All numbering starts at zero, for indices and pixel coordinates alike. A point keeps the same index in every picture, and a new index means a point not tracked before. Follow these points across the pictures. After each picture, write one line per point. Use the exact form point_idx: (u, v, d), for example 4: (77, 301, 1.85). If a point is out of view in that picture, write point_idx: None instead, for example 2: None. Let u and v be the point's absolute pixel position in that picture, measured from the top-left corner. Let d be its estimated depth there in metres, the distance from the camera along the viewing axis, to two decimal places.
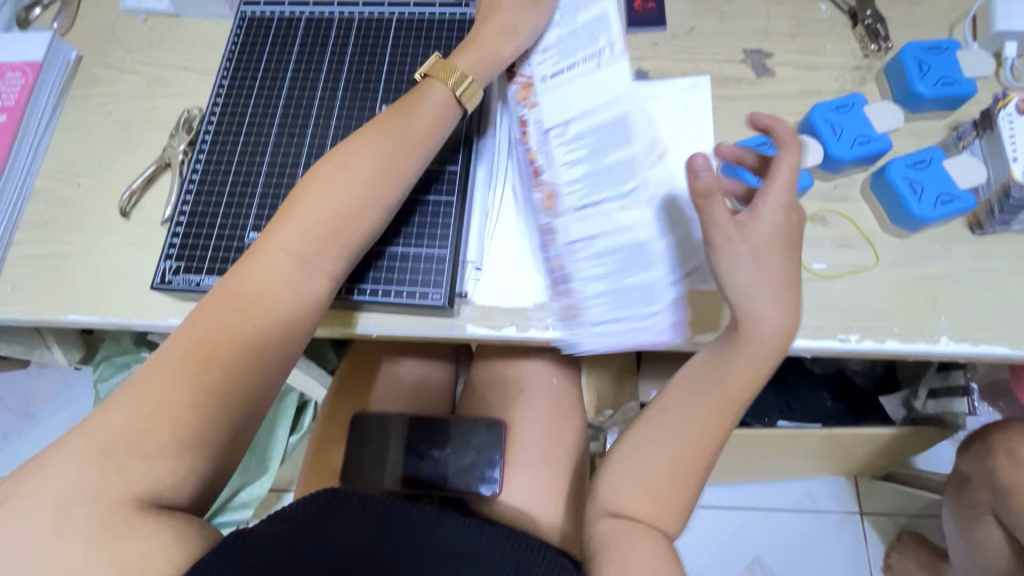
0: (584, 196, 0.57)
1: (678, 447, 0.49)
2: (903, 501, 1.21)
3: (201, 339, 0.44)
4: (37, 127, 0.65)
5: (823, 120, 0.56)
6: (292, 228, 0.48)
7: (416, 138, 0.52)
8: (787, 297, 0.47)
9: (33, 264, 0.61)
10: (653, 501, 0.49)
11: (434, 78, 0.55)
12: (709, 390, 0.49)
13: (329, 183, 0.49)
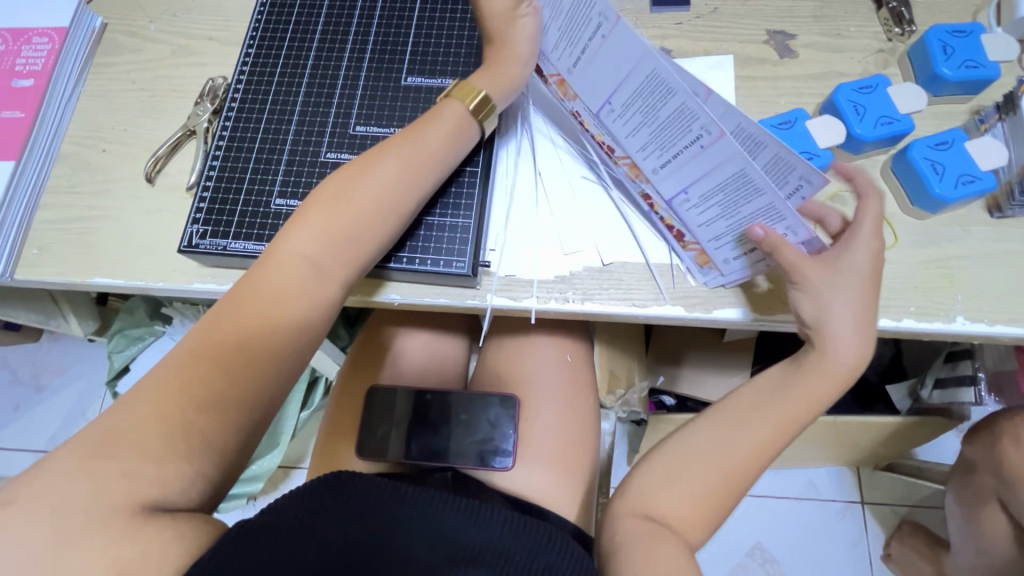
0: (659, 157, 0.49)
1: (729, 456, 0.51)
2: (904, 492, 1.23)
3: (220, 332, 0.44)
4: (63, 92, 0.66)
5: (846, 101, 0.56)
6: (305, 237, 0.47)
7: (428, 154, 0.51)
8: (856, 332, 0.49)
9: (59, 228, 0.61)
10: (692, 504, 0.51)
11: (456, 99, 0.53)
12: (777, 408, 0.51)
13: (347, 198, 0.48)
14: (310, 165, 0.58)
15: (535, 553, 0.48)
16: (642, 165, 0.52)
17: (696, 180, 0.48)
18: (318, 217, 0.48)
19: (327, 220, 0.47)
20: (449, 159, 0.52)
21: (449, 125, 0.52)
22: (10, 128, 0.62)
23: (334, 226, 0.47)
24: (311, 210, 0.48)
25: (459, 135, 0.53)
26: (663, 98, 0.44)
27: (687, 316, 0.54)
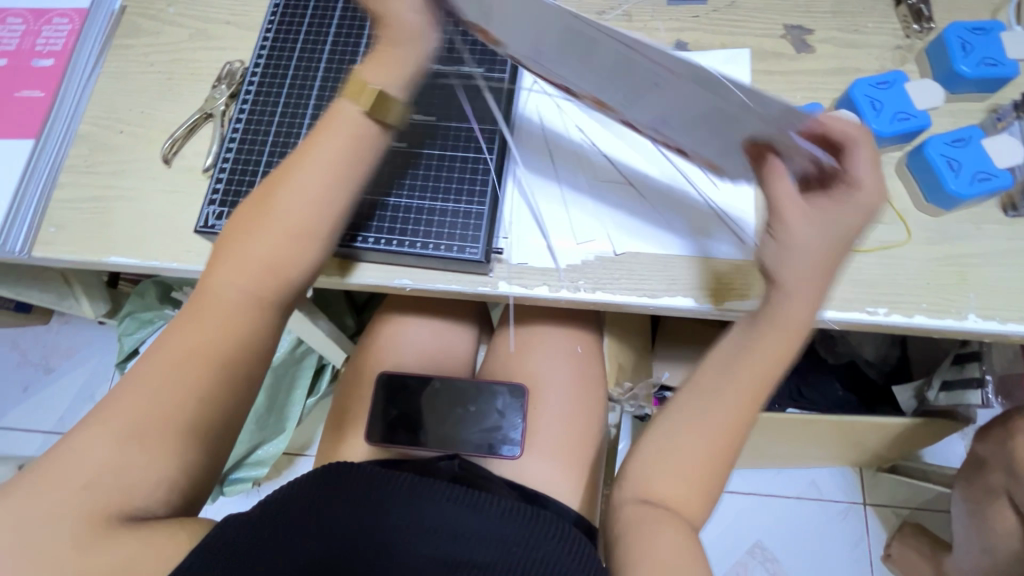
0: (620, 95, 0.45)
1: (709, 439, 0.50)
2: (906, 494, 1.23)
3: (193, 343, 0.47)
4: (82, 73, 0.67)
5: (863, 96, 0.56)
6: (229, 266, 0.49)
7: (328, 167, 0.50)
8: (812, 283, 0.48)
9: (76, 206, 0.62)
10: (689, 488, 0.50)
11: (346, 98, 0.51)
12: (738, 377, 0.50)
13: (258, 220, 0.49)
14: None
15: (536, 541, 0.49)
16: (609, 102, 0.47)
17: (666, 105, 0.44)
18: (240, 248, 0.49)
19: (241, 249, 0.49)
20: (355, 162, 0.50)
21: (343, 130, 0.50)
22: (31, 106, 0.63)
23: (251, 252, 0.49)
24: (229, 249, 0.50)
25: (359, 137, 0.50)
26: (596, 43, 0.40)
27: (698, 308, 0.54)
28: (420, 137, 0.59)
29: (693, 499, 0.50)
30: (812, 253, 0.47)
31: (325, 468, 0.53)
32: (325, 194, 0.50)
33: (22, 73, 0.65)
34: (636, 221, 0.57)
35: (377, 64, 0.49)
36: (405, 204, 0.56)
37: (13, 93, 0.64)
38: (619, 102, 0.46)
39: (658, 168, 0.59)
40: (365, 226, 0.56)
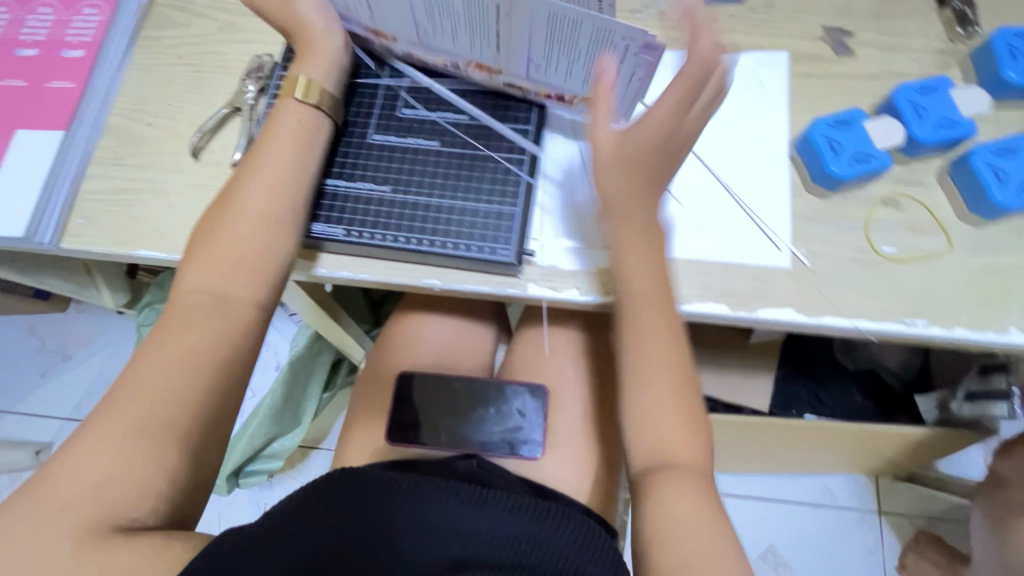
0: (491, 45, 0.54)
1: (664, 380, 0.50)
2: (922, 503, 1.21)
3: (211, 348, 0.48)
4: (111, 64, 0.66)
5: (907, 102, 0.55)
6: (210, 271, 0.51)
7: (283, 163, 0.53)
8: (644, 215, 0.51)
9: (104, 198, 0.62)
10: (683, 433, 0.49)
11: (284, 95, 0.55)
12: (640, 311, 0.51)
13: (233, 227, 0.52)
14: (357, 146, 0.58)
15: (546, 535, 0.52)
16: (487, 62, 0.56)
17: (530, 31, 0.50)
18: (203, 254, 0.51)
19: (207, 250, 0.51)
20: (307, 145, 0.55)
21: (295, 119, 0.55)
22: (61, 97, 0.63)
23: (219, 250, 0.51)
24: (192, 254, 0.52)
25: (309, 125, 0.55)
26: None
27: (732, 315, 0.53)
28: (452, 136, 0.58)
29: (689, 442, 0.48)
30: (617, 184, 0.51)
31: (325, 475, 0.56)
32: (285, 180, 0.53)
33: (51, 63, 0.65)
34: (672, 224, 0.56)
35: (306, 61, 0.56)
36: (435, 203, 0.56)
37: (42, 83, 0.64)
38: (502, 59, 0.55)
39: (693, 171, 0.58)
40: (395, 225, 0.55)
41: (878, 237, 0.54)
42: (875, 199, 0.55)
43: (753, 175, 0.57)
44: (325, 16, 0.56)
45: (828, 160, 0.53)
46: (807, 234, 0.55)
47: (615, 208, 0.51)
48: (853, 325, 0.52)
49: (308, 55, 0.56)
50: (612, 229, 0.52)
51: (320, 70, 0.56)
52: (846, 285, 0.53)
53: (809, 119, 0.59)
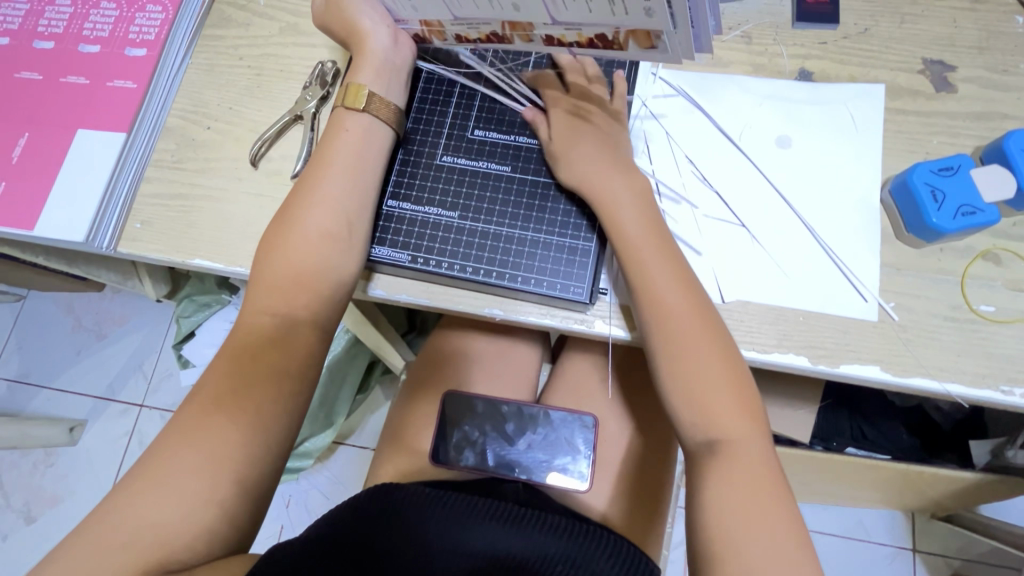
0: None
1: (697, 345, 0.48)
2: (960, 545, 1.14)
3: (280, 374, 0.47)
4: (172, 63, 0.65)
5: (1019, 151, 0.51)
6: (270, 291, 0.49)
7: (346, 179, 0.52)
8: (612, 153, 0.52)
9: (162, 204, 0.61)
10: (734, 408, 0.47)
11: (344, 105, 0.54)
12: (648, 253, 0.49)
13: (295, 244, 0.50)
14: (426, 168, 0.57)
15: (588, 559, 0.49)
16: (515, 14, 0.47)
17: None
18: (265, 272, 0.50)
19: (268, 273, 0.50)
20: (361, 158, 0.53)
21: (352, 133, 0.54)
22: (122, 97, 0.62)
23: (279, 270, 0.50)
24: (256, 274, 0.51)
25: (366, 138, 0.54)
26: None
27: (811, 368, 0.50)
28: (525, 162, 0.56)
29: (741, 409, 0.47)
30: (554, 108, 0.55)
31: (358, 497, 0.53)
32: (341, 195, 0.52)
33: (114, 61, 0.64)
34: (754, 266, 0.53)
35: (361, 69, 0.54)
36: (504, 232, 0.54)
37: (104, 82, 0.63)
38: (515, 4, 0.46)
39: (780, 208, 0.55)
40: (462, 253, 0.54)
41: (976, 295, 0.51)
42: (973, 253, 0.52)
43: (842, 217, 0.54)
44: (372, 16, 0.55)
45: (926, 206, 0.50)
46: (897, 285, 0.52)
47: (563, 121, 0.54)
48: (941, 388, 0.49)
49: (360, 60, 0.55)
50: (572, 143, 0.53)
51: (370, 74, 0.54)
52: (940, 345, 0.50)
53: (905, 161, 0.55)
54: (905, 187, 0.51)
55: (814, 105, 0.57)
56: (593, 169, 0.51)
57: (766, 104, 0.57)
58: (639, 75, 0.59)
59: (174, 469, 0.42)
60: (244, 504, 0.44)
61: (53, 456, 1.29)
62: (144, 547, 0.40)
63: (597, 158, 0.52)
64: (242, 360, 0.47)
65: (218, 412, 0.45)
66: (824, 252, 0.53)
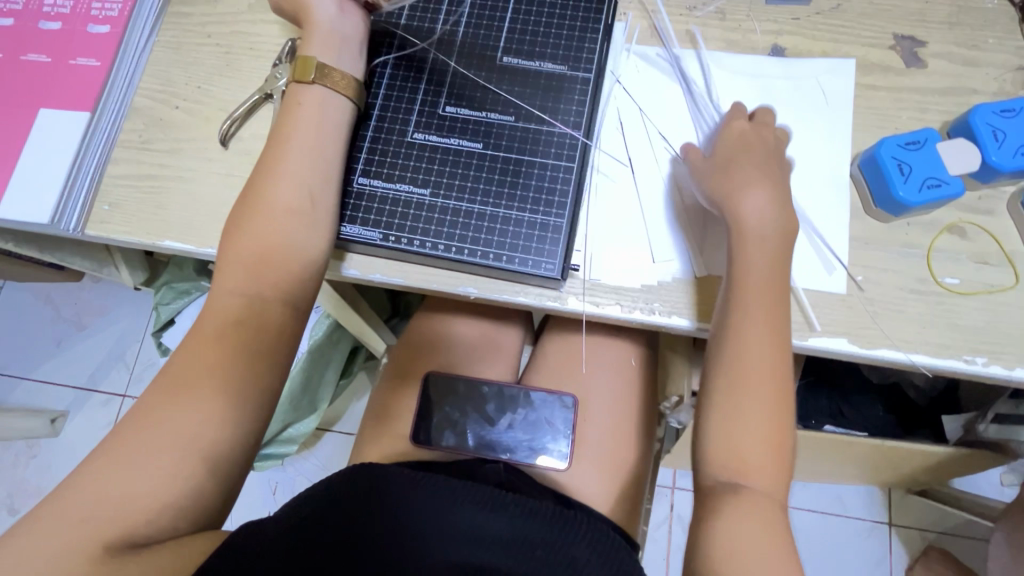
0: None
1: (763, 397, 0.46)
2: (935, 517, 1.16)
3: (249, 353, 0.47)
4: (138, 41, 0.63)
5: (984, 124, 0.51)
6: (237, 270, 0.49)
7: (308, 155, 0.52)
8: (772, 199, 0.49)
9: (131, 185, 0.60)
10: (767, 458, 0.46)
11: (299, 79, 0.53)
12: (757, 311, 0.47)
13: (260, 223, 0.50)
14: (396, 145, 0.56)
15: (566, 542, 0.50)
16: None
17: None
18: (230, 250, 0.50)
19: (234, 251, 0.49)
20: (324, 134, 0.53)
21: (313, 107, 0.53)
22: (87, 76, 0.61)
23: (244, 247, 0.49)
24: (221, 253, 0.50)
25: (330, 113, 0.53)
26: None
27: None
28: (498, 139, 0.55)
29: (776, 467, 0.46)
30: (732, 137, 0.52)
31: (332, 476, 0.52)
32: (304, 172, 0.51)
33: (77, 39, 0.62)
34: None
35: (313, 42, 0.54)
36: (478, 210, 0.54)
37: (67, 60, 0.61)
38: None
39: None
40: (436, 231, 0.54)
41: (942, 268, 0.52)
42: (940, 226, 0.53)
43: (813, 193, 0.54)
44: None
45: (893, 179, 0.50)
46: (865, 259, 0.52)
47: (740, 155, 0.51)
48: (907, 358, 0.50)
49: (308, 34, 0.54)
50: (739, 181, 0.50)
51: (320, 45, 0.54)
52: (905, 317, 0.51)
53: (875, 137, 0.55)
54: (872, 161, 0.52)
55: (785, 80, 0.57)
56: (743, 209, 0.49)
57: (738, 79, 0.57)
58: (611, 49, 0.58)
59: (141, 448, 0.42)
60: (212, 482, 0.44)
61: (35, 447, 1.28)
62: (107, 524, 0.39)
63: (755, 200, 0.49)
64: (210, 339, 0.47)
65: (186, 392, 0.45)
66: (797, 226, 0.54)
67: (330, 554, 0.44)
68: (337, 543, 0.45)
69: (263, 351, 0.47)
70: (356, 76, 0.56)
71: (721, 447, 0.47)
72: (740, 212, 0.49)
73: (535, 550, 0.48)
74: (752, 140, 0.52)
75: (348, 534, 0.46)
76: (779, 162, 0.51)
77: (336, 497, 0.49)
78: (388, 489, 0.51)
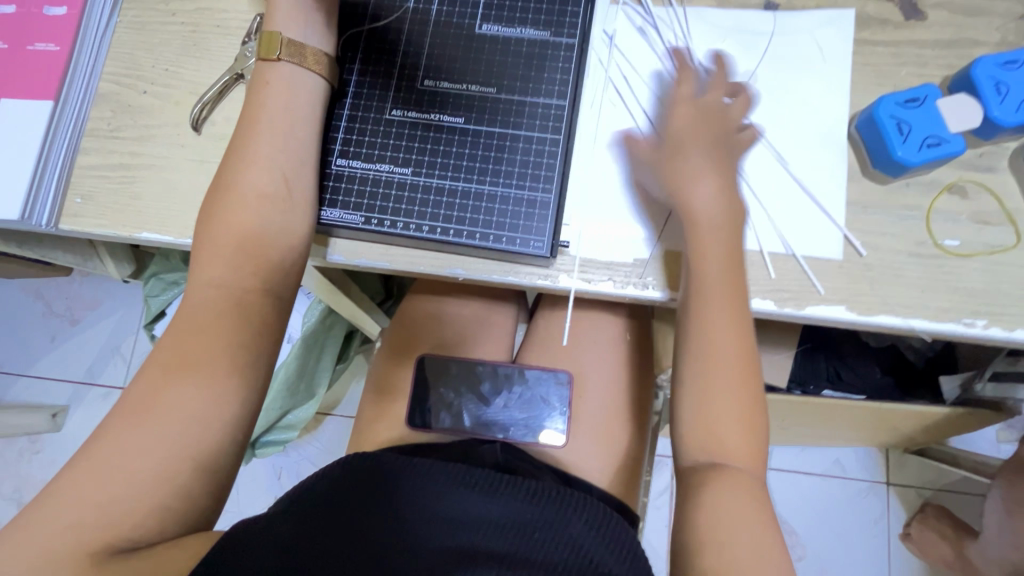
0: None
1: (725, 375, 0.47)
2: (933, 475, 1.17)
3: (233, 345, 0.46)
4: (98, 23, 0.60)
5: (986, 78, 0.49)
6: (216, 261, 0.47)
7: (280, 139, 0.50)
8: (719, 176, 0.49)
9: (102, 175, 0.57)
10: (742, 432, 0.46)
11: (266, 57, 0.50)
12: (717, 289, 0.47)
13: (234, 210, 0.48)
14: (375, 123, 0.54)
15: (565, 523, 0.49)
16: None
17: None
18: (206, 240, 0.48)
19: (209, 241, 0.48)
20: (297, 116, 0.50)
21: (282, 86, 0.50)
22: (47, 63, 0.58)
23: (220, 236, 0.48)
24: (197, 244, 0.48)
25: (301, 92, 0.51)
26: None
27: (777, 312, 0.50)
28: (478, 113, 0.53)
29: (749, 442, 0.46)
30: (679, 124, 0.50)
31: (333, 466, 0.52)
32: (278, 157, 0.49)
33: (33, 23, 0.59)
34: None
35: (278, 17, 0.51)
36: (460, 187, 0.52)
37: (26, 46, 0.58)
38: None
39: (759, 147, 0.53)
40: (419, 211, 0.52)
41: (941, 230, 0.50)
42: (940, 186, 0.51)
43: (812, 155, 0.52)
44: None
45: (890, 137, 0.48)
46: (862, 223, 0.51)
47: (686, 139, 0.49)
48: (905, 324, 0.49)
49: (271, 10, 0.51)
50: (688, 161, 0.49)
51: (286, 20, 0.51)
52: (902, 282, 0.50)
53: (872, 95, 0.53)
54: (871, 119, 0.50)
55: (780, 38, 0.55)
56: (692, 195, 0.48)
57: (730, 38, 0.55)
58: (597, 10, 0.56)
59: (125, 447, 0.41)
60: (202, 479, 0.43)
61: (38, 443, 1.28)
62: (95, 526, 0.39)
63: (705, 185, 0.48)
64: (190, 334, 0.45)
65: (170, 388, 0.44)
66: (794, 192, 0.52)
67: (333, 547, 0.43)
68: (332, 533, 0.45)
69: (245, 345, 0.46)
70: (324, 49, 0.53)
71: (695, 430, 0.47)
72: (691, 201, 0.48)
73: (533, 533, 0.47)
74: (701, 116, 0.50)
75: (345, 526, 0.46)
76: (725, 138, 0.50)
77: (336, 492, 0.49)
78: (388, 476, 0.51)
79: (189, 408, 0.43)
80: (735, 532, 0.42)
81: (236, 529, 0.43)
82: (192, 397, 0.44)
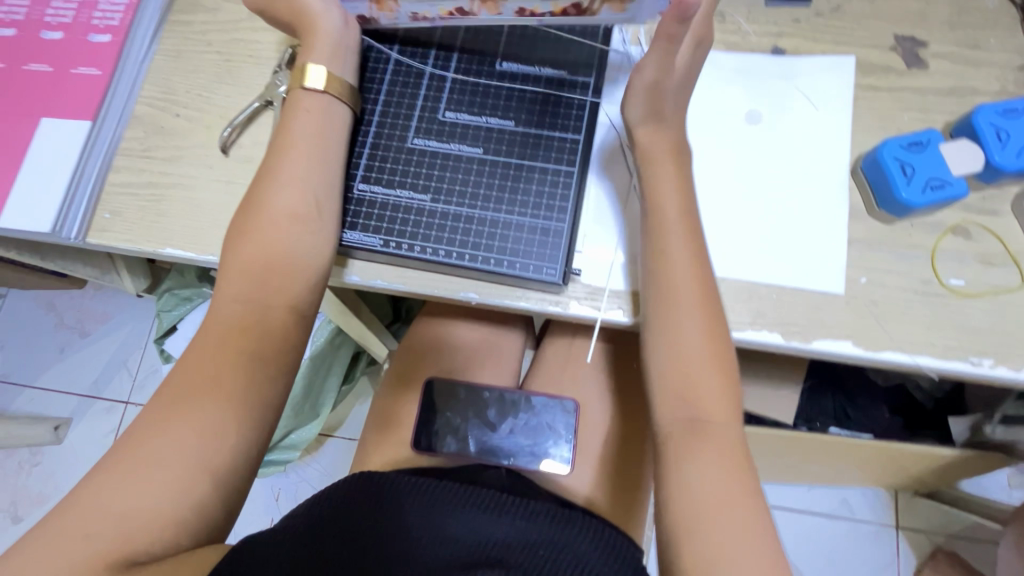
0: None
1: (707, 386, 0.46)
2: (943, 519, 1.14)
3: (252, 361, 0.47)
4: (138, 50, 0.64)
5: (987, 124, 0.51)
6: (240, 279, 0.49)
7: (310, 164, 0.52)
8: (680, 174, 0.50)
9: (131, 193, 0.60)
10: (725, 445, 0.45)
11: (300, 86, 0.53)
12: (685, 291, 0.48)
13: (260, 233, 0.50)
14: (397, 150, 0.56)
15: (569, 542, 0.49)
16: None
17: None
18: (232, 259, 0.49)
19: (235, 260, 0.49)
20: (325, 140, 0.53)
21: (315, 115, 0.53)
22: (88, 86, 0.61)
23: (247, 255, 0.49)
24: (223, 263, 0.50)
25: (331, 120, 0.53)
26: None
27: (784, 345, 0.51)
28: (496, 144, 0.55)
29: (733, 459, 0.45)
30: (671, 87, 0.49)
31: (340, 485, 0.53)
32: (307, 180, 0.51)
33: (78, 50, 0.62)
34: (733, 236, 0.53)
35: (309, 48, 0.53)
36: (475, 214, 0.54)
37: (69, 70, 0.62)
38: None
39: (766, 183, 0.55)
40: (435, 236, 0.53)
41: (945, 269, 0.51)
42: (944, 227, 0.52)
43: (819, 193, 0.54)
44: None
45: (895, 178, 0.50)
46: (869, 260, 0.52)
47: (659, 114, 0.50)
48: (912, 360, 0.49)
49: (309, 40, 0.53)
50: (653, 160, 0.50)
51: (322, 53, 0.53)
52: (909, 319, 0.50)
53: (877, 138, 0.55)
54: (878, 160, 0.51)
55: (787, 80, 0.57)
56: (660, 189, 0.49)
57: (736, 79, 0.57)
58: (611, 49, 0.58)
59: (143, 458, 0.42)
60: (215, 493, 0.43)
61: (38, 455, 1.28)
62: (109, 538, 0.39)
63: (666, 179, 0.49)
64: (210, 349, 0.47)
65: (189, 401, 0.45)
66: (802, 228, 0.53)
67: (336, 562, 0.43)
68: (337, 547, 0.45)
69: (264, 360, 0.47)
70: (354, 82, 0.55)
71: (682, 447, 0.46)
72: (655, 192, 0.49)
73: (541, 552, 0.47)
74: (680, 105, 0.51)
75: (350, 541, 0.46)
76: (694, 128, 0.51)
77: (339, 509, 0.49)
78: (392, 491, 0.51)
79: (205, 422, 0.44)
80: (735, 552, 0.42)
81: (241, 543, 0.43)
82: (208, 411, 0.44)
